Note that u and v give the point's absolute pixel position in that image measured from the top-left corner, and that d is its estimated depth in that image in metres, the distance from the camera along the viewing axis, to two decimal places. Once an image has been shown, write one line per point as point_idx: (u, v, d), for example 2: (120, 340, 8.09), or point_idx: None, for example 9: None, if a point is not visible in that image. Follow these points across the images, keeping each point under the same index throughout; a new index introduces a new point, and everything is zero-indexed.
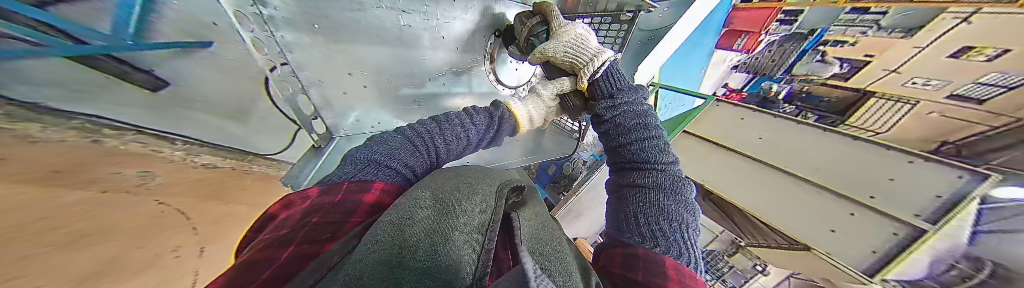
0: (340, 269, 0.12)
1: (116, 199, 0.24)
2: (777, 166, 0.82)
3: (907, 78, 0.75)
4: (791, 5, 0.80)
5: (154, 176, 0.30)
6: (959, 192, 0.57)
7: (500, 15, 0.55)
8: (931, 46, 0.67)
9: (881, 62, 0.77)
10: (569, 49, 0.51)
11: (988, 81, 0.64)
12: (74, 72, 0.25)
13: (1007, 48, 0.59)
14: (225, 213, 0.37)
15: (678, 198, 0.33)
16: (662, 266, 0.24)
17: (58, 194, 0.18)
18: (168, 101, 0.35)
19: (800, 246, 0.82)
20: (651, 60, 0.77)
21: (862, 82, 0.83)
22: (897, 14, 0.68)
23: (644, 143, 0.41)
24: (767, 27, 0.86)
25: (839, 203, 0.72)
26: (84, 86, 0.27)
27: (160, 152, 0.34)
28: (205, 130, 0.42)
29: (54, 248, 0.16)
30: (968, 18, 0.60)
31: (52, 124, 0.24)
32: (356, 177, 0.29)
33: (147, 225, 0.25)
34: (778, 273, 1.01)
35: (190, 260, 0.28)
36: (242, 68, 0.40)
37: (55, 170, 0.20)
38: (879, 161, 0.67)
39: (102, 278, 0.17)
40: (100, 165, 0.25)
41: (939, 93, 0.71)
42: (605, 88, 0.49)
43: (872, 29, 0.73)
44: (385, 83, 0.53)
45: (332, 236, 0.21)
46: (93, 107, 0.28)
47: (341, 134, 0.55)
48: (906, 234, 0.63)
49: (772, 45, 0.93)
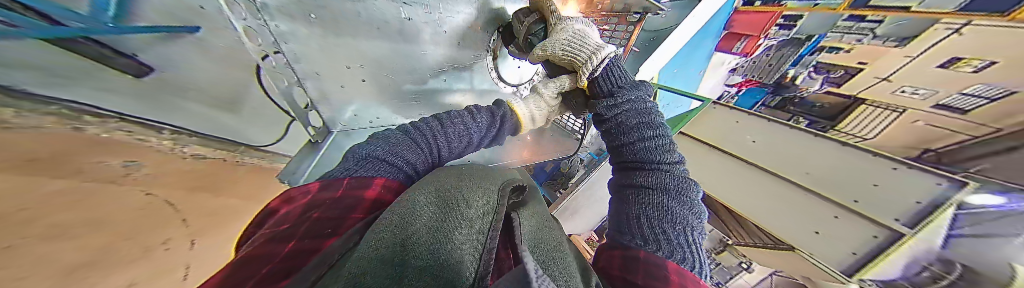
0: (342, 265, 0.12)
1: (101, 189, 0.23)
2: (772, 171, 0.83)
3: (895, 87, 0.63)
4: (792, 9, 0.69)
5: (142, 166, 0.30)
6: (938, 198, 0.59)
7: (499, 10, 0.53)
8: (919, 56, 0.56)
9: (872, 70, 0.64)
10: (568, 46, 0.50)
11: (972, 92, 0.54)
12: (55, 57, 0.22)
13: (993, 60, 0.49)
14: (217, 206, 0.38)
15: (682, 199, 0.34)
16: (663, 269, 0.25)
17: (42, 184, 0.18)
18: (158, 89, 0.33)
19: (783, 246, 0.82)
20: (654, 61, 0.73)
21: (854, 89, 0.70)
22: (891, 23, 0.56)
23: (646, 144, 0.41)
24: (765, 31, 0.76)
25: (823, 205, 0.74)
26: (70, 72, 0.24)
27: (146, 141, 0.33)
28: (196, 120, 0.40)
29: (32, 240, 0.16)
30: (959, 30, 0.50)
31: (29, 110, 0.22)
32: (357, 172, 0.29)
33: (140, 218, 0.26)
34: (762, 270, 1.01)
35: (181, 253, 0.30)
36: (233, 54, 0.38)
37: (30, 157, 0.18)
38: (872, 169, 0.67)
39: (88, 271, 0.19)
40: (84, 154, 0.24)
41: (925, 103, 0.60)
42: (607, 85, 0.50)
43: (868, 37, 0.61)
44: (384, 78, 0.52)
45: (334, 231, 0.20)
46: (72, 92, 0.25)
47: (338, 128, 0.57)
48: (886, 237, 0.65)
49: (768, 49, 0.81)
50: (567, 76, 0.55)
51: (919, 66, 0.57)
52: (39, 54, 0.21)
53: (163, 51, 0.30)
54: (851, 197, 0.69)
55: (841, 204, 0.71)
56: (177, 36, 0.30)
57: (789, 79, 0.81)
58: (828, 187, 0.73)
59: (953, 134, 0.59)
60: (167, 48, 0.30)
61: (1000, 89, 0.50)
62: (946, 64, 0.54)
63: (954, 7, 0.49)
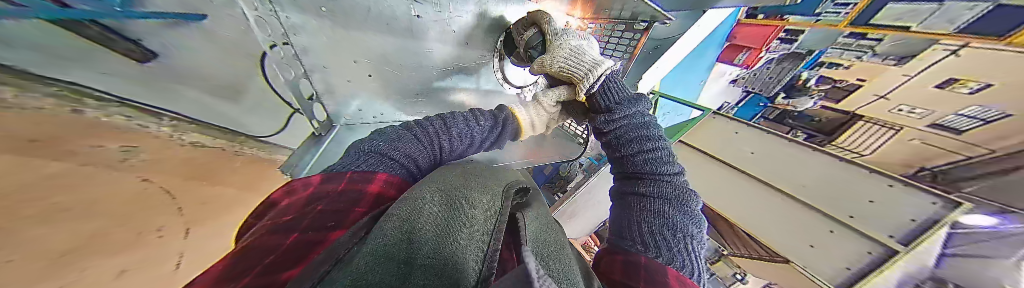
0: (349, 260, 0.12)
1: (96, 174, 0.23)
2: (767, 181, 0.85)
3: (893, 105, 0.62)
4: (792, 24, 0.66)
5: (139, 152, 0.29)
6: (933, 216, 0.59)
7: (499, 17, 0.52)
8: (919, 75, 0.55)
9: (870, 88, 0.64)
10: (566, 61, 0.50)
11: (968, 113, 0.53)
12: (50, 36, 0.22)
13: (988, 82, 0.48)
14: (212, 195, 0.37)
15: (684, 209, 0.34)
16: (663, 275, 0.25)
17: (36, 166, 0.17)
18: (156, 74, 0.33)
19: (779, 258, 0.86)
20: (655, 71, 0.76)
21: (853, 106, 0.69)
22: (892, 41, 0.55)
23: (648, 155, 0.42)
24: (766, 46, 0.75)
25: (819, 221, 0.76)
26: (66, 51, 0.24)
27: (146, 127, 0.33)
28: (196, 108, 0.40)
29: (30, 221, 0.16)
30: (957, 51, 0.49)
31: (29, 90, 0.21)
32: (359, 167, 0.29)
33: (131, 204, 0.25)
34: (756, 281, 1.00)
35: (175, 242, 0.30)
36: (238, 42, 0.38)
37: (30, 139, 0.18)
38: (859, 183, 0.69)
39: (73, 257, 0.18)
40: (78, 137, 0.23)
41: (921, 122, 0.60)
42: (606, 102, 0.49)
43: (867, 54, 0.59)
44: (389, 74, 0.52)
45: (337, 224, 0.20)
46: (80, 75, 0.26)
47: (341, 122, 0.57)
48: (880, 253, 0.67)
49: (770, 62, 0.77)
50: (563, 87, 0.55)
51: (914, 85, 0.57)
52: (38, 33, 0.21)
53: (165, 36, 0.30)
54: (847, 212, 0.71)
55: (840, 220, 0.72)
56: (185, 23, 0.30)
57: (801, 81, 0.74)
58: (827, 202, 0.74)
59: (948, 154, 0.59)
60: (171, 33, 0.30)
61: (993, 111, 0.50)
62: (943, 84, 0.53)
63: (953, 28, 0.47)
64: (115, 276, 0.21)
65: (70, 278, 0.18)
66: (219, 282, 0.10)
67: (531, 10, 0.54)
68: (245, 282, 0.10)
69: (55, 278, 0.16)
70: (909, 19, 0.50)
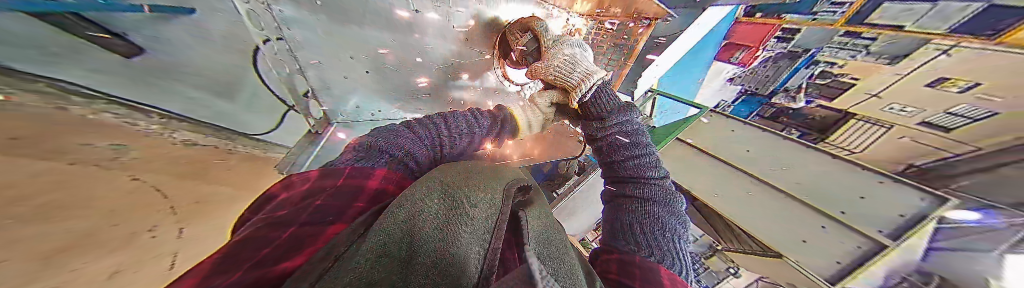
0: (350, 257, 0.12)
1: (87, 173, 0.22)
2: (758, 176, 0.81)
3: (884, 103, 0.61)
4: (789, 23, 0.63)
5: (129, 150, 0.28)
6: (921, 212, 0.59)
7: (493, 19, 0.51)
8: (911, 72, 0.53)
9: (864, 86, 0.62)
10: (559, 71, 0.52)
11: (957, 112, 0.52)
12: (38, 32, 0.21)
13: (977, 81, 0.47)
14: (208, 193, 0.37)
15: (670, 209, 0.35)
16: (657, 274, 0.25)
17: (23, 164, 0.17)
18: (148, 70, 0.31)
19: (771, 253, 0.85)
20: (651, 73, 0.75)
21: (846, 103, 0.67)
22: (885, 41, 0.53)
23: (635, 161, 0.42)
24: (762, 44, 0.70)
25: (812, 216, 0.73)
26: (54, 49, 0.23)
27: (136, 125, 0.31)
28: (185, 103, 0.37)
29: (19, 221, 0.16)
30: (948, 51, 0.47)
31: (9, 86, 0.20)
32: (358, 163, 0.29)
33: (123, 203, 0.24)
34: (749, 276, 1.06)
35: (170, 241, 0.29)
36: (233, 37, 0.37)
37: (14, 137, 0.18)
38: (849, 181, 0.67)
39: (65, 255, 0.18)
40: (68, 136, 0.23)
41: (912, 119, 0.58)
42: (596, 109, 0.51)
43: (862, 53, 0.57)
44: (384, 69, 0.51)
45: (336, 219, 0.20)
46: (64, 73, 0.25)
47: (338, 120, 0.60)
48: (869, 248, 0.66)
49: (766, 61, 0.72)
50: (553, 91, 0.57)
51: (908, 84, 0.55)
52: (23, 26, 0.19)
53: (156, 30, 0.29)
54: (839, 208, 0.69)
55: (831, 215, 0.70)
56: (171, 18, 0.29)
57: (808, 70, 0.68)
58: (820, 199, 0.71)
59: (937, 151, 0.58)
60: (166, 27, 0.29)
61: (982, 110, 0.49)
62: (934, 83, 0.52)
63: (946, 28, 0.45)
64: (108, 276, 0.21)
65: (65, 277, 0.17)
66: (222, 270, 0.11)
67: (529, 15, 0.54)
68: (240, 275, 0.10)
69: (48, 278, 0.16)
70: (905, 19, 0.48)
